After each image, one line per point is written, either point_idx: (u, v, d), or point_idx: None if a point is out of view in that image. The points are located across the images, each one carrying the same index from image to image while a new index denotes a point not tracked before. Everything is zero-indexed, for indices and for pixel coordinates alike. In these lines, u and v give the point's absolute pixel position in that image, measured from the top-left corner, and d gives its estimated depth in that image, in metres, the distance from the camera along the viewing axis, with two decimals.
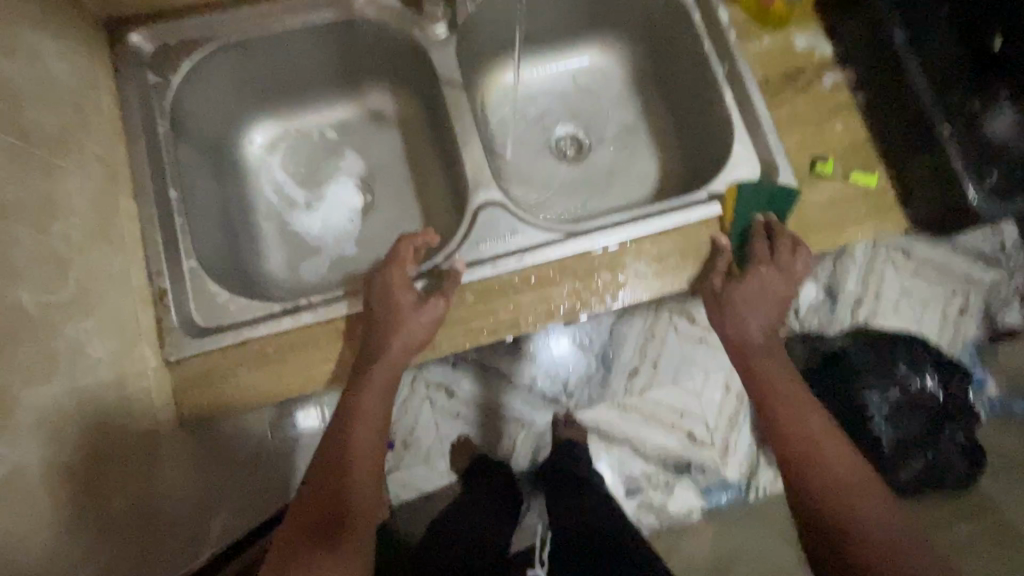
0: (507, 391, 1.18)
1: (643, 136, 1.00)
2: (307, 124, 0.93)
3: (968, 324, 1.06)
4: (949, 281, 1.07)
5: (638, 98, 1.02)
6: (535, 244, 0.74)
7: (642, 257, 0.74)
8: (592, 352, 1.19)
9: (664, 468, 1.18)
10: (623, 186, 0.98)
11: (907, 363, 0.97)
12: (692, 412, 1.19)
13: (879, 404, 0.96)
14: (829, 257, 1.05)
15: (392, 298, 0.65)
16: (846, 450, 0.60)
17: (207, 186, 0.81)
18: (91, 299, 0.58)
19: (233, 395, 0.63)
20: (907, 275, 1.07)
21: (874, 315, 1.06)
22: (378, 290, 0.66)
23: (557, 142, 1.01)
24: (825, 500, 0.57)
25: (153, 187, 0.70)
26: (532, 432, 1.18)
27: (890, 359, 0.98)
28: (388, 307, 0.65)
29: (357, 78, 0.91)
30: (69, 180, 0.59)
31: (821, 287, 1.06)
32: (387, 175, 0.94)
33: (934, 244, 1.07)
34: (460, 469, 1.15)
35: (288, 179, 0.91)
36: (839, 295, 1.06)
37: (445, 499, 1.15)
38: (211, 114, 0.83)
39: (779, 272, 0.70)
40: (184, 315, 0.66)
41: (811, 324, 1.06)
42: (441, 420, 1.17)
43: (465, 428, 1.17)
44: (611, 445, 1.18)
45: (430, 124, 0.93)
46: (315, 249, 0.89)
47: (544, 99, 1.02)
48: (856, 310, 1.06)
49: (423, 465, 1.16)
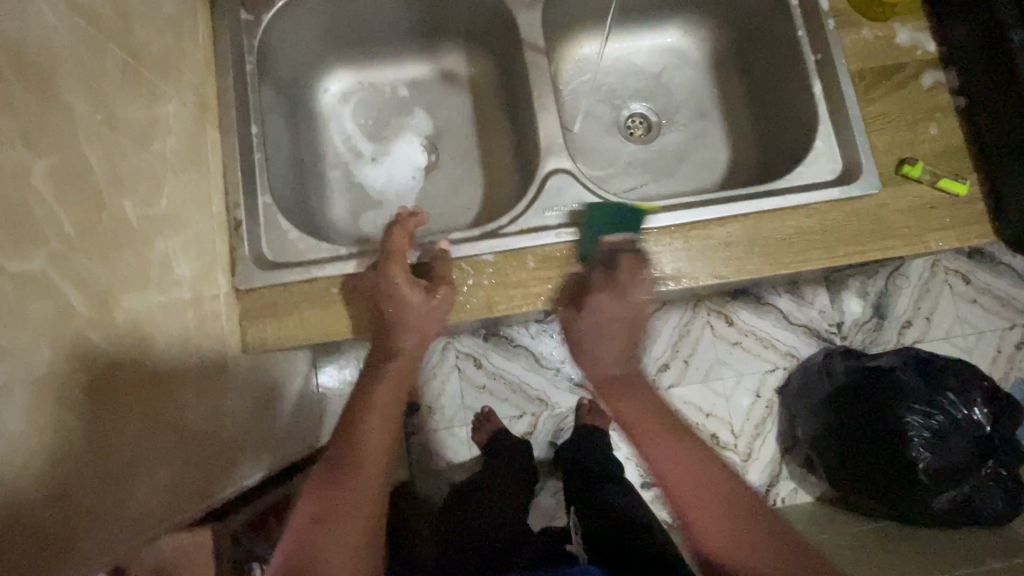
0: (534, 370, 1.26)
1: (715, 122, 0.97)
2: (380, 79, 0.97)
3: (1018, 359, 1.25)
4: (1004, 317, 1.26)
5: (713, 82, 0.98)
6: (598, 220, 0.73)
7: (697, 244, 0.72)
8: None
9: None
10: (687, 172, 0.95)
11: (955, 394, 1.05)
12: (718, 414, 1.28)
13: (919, 428, 1.03)
14: (883, 280, 1.29)
15: (398, 300, 0.67)
16: (712, 483, 0.62)
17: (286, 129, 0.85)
18: (177, 218, 0.61)
19: (297, 329, 0.67)
20: (963, 302, 1.28)
21: (924, 336, 1.27)
22: (381, 293, 0.67)
23: (627, 120, 0.99)
24: (714, 549, 0.58)
25: (237, 121, 0.73)
26: (554, 414, 1.25)
27: (934, 388, 1.06)
28: (395, 305, 0.67)
29: (434, 36, 0.93)
30: (167, 104, 0.63)
31: (869, 306, 1.29)
32: (453, 136, 0.97)
33: (993, 274, 1.28)
34: (484, 440, 1.20)
35: (357, 131, 0.96)
36: (888, 314, 1.28)
37: (466, 465, 1.22)
38: (293, 60, 0.87)
39: (616, 298, 0.69)
40: (256, 247, 0.70)
41: (857, 338, 1.28)
42: (469, 391, 1.24)
43: (490, 402, 1.25)
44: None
45: (502, 90, 0.94)
46: (377, 201, 0.93)
47: (619, 74, 0.99)
48: (907, 330, 1.27)
49: (446, 432, 1.24)
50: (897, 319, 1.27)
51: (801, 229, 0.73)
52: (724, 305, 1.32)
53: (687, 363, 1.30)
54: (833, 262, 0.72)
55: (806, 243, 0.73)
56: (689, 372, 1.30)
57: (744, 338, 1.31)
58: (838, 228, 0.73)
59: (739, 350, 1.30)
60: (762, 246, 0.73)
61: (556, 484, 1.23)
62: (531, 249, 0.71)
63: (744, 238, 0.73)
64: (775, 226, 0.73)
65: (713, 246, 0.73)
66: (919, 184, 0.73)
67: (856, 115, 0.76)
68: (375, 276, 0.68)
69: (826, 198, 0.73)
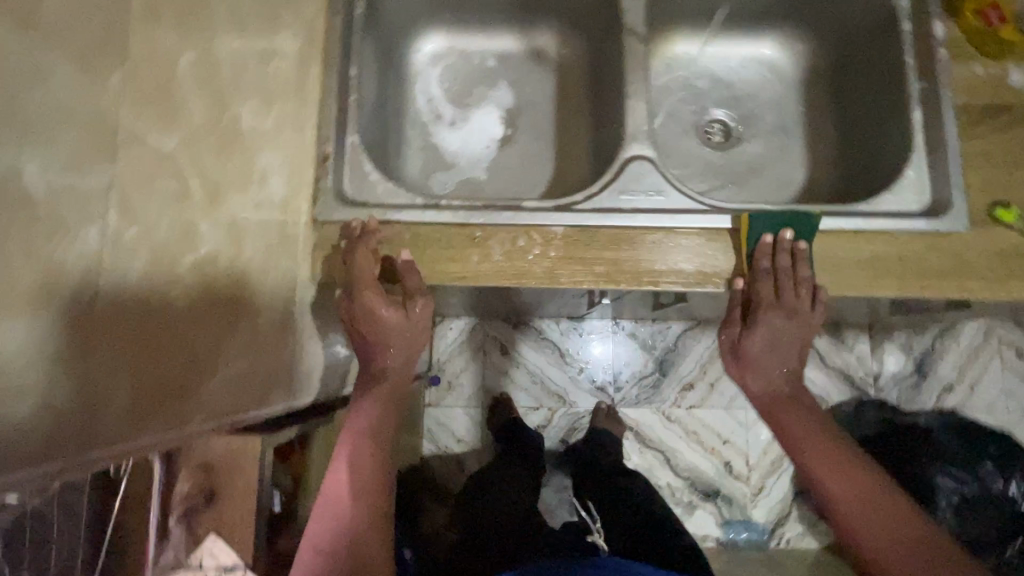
0: (558, 364, 1.26)
1: (798, 140, 0.95)
2: (471, 47, 0.98)
3: None
4: None
5: (802, 99, 0.97)
6: (674, 211, 0.73)
7: (769, 252, 0.72)
8: (652, 354, 1.26)
9: (691, 488, 1.23)
10: (761, 185, 0.94)
11: (993, 464, 1.08)
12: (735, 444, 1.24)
13: (949, 492, 1.08)
14: (931, 338, 1.23)
15: (378, 320, 0.68)
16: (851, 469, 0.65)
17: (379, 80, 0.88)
18: (277, 140, 0.64)
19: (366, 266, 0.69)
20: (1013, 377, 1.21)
21: (964, 406, 1.22)
22: (358, 318, 0.68)
23: (707, 124, 0.98)
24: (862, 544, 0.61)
25: (339, 61, 0.76)
26: (570, 412, 1.24)
27: (973, 456, 1.10)
28: (377, 326, 0.68)
29: (532, 12, 0.94)
30: (284, 31, 0.66)
31: (910, 361, 1.24)
32: (533, 113, 0.98)
33: None
34: (496, 423, 1.21)
35: (442, 94, 0.98)
36: (929, 374, 1.23)
37: (477, 444, 1.23)
38: (395, 14, 0.90)
39: (790, 318, 0.70)
40: (338, 183, 0.72)
41: (891, 394, 1.25)
42: (489, 373, 1.25)
43: (508, 387, 1.25)
44: (646, 449, 1.24)
45: (590, 75, 0.95)
46: (449, 165, 0.95)
47: (707, 77, 0.98)
48: (948, 397, 1.22)
49: (460, 409, 1.24)
50: (940, 381, 1.22)
51: (878, 254, 0.72)
52: None
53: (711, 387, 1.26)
54: (906, 293, 0.70)
55: (880, 269, 0.71)
56: (712, 396, 1.25)
57: None
58: (915, 261, 0.71)
59: None
60: (835, 265, 0.71)
61: (565, 480, 1.23)
62: (604, 229, 0.72)
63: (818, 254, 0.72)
64: (852, 247, 0.72)
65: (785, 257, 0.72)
66: (1010, 231, 0.71)
67: (954, 150, 0.74)
68: (346, 301, 0.67)
69: (909, 228, 0.72)
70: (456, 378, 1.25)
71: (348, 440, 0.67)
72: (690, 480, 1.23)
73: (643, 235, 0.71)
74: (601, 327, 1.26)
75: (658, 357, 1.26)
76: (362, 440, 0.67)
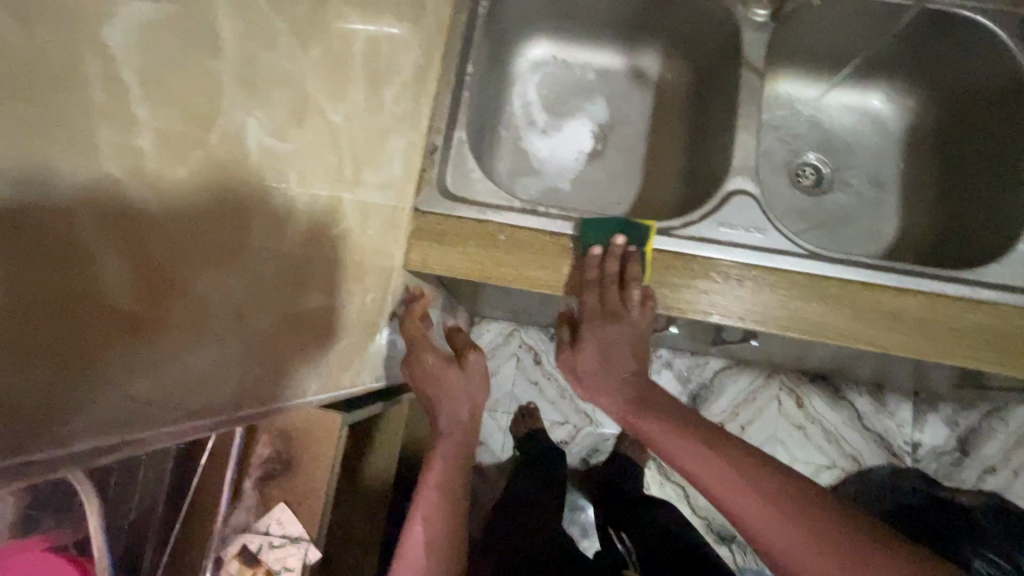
0: None
1: (894, 195, 0.92)
2: (574, 57, 0.98)
3: None
4: None
5: (904, 154, 0.94)
6: (772, 250, 0.71)
7: (866, 307, 0.69)
8: (685, 387, 1.23)
9: (706, 530, 1.20)
10: (848, 236, 0.92)
11: None
12: None
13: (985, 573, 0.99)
14: (978, 415, 1.19)
15: (436, 374, 0.70)
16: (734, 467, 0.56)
17: (484, 80, 0.88)
18: (400, 127, 0.64)
19: (457, 262, 0.69)
20: None
21: (1006, 490, 1.17)
22: (419, 376, 0.71)
23: (800, 166, 0.96)
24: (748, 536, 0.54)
25: (458, 58, 0.76)
26: (595, 433, 1.23)
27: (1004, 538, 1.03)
28: (441, 381, 0.70)
29: (640, 31, 0.93)
30: (420, 22, 0.66)
31: (954, 438, 1.19)
32: (625, 131, 0.97)
33: None
34: (524, 432, 1.20)
35: (538, 101, 0.98)
36: (971, 454, 1.19)
37: (504, 449, 1.23)
38: (509, 17, 0.90)
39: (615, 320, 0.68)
40: (441, 175, 0.73)
41: (929, 467, 1.19)
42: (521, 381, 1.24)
43: (538, 398, 1.24)
44: (667, 481, 1.22)
45: (691, 102, 0.94)
46: (536, 171, 0.95)
47: (807, 120, 0.96)
48: (987, 478, 1.18)
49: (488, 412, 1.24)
50: (981, 461, 1.18)
51: (979, 325, 0.69)
52: (802, 384, 1.23)
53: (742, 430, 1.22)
54: (1004, 368, 0.68)
55: (981, 339, 0.69)
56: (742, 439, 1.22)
57: (812, 424, 1.22)
58: (1016, 339, 0.69)
59: (802, 434, 1.21)
60: (933, 329, 0.69)
61: (581, 500, 1.22)
62: (699, 258, 0.71)
63: (917, 315, 0.69)
64: (953, 313, 0.69)
65: (881, 315, 0.69)
66: None
67: None
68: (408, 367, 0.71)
69: (1013, 302, 0.70)
70: (489, 380, 1.24)
71: (417, 511, 0.68)
72: (706, 521, 1.20)
73: (737, 269, 0.70)
74: None
75: (692, 391, 1.23)
76: (433, 514, 0.68)
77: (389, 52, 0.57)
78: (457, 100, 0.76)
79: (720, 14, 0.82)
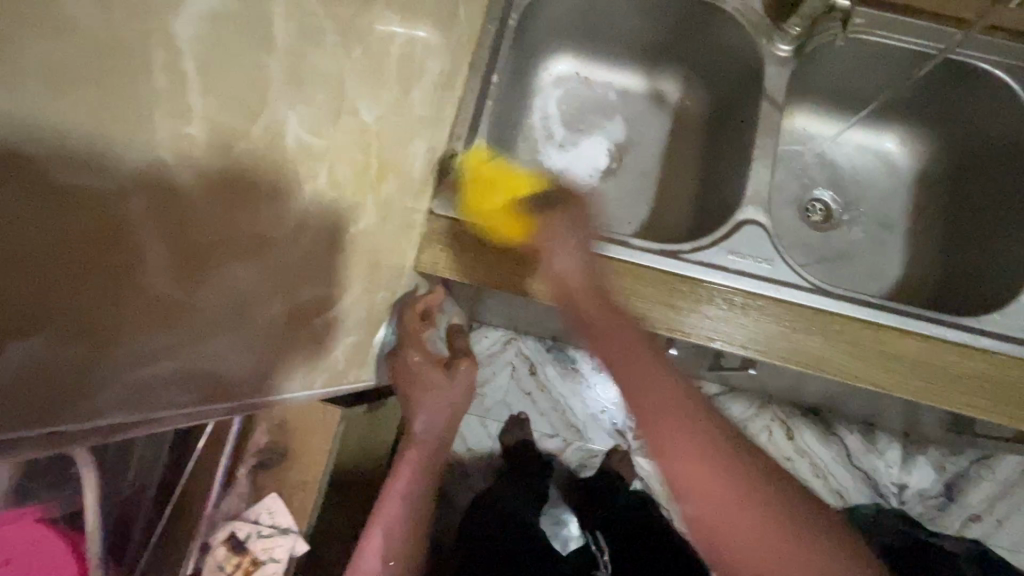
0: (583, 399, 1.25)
1: (900, 237, 0.94)
2: (597, 76, 0.99)
3: None
4: None
5: (914, 198, 0.95)
6: (777, 282, 0.72)
7: (867, 346, 0.70)
8: None
9: None
10: (853, 275, 0.93)
11: None
12: None
13: None
14: (967, 460, 1.20)
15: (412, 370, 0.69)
16: (707, 458, 0.57)
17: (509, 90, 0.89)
18: (424, 131, 0.65)
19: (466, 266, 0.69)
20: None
21: (988, 537, 1.18)
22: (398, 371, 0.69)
23: (810, 201, 0.97)
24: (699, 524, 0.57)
25: (485, 68, 0.78)
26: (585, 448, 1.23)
27: None
28: (425, 381, 0.72)
29: (663, 56, 0.95)
30: (452, 31, 0.67)
31: (941, 482, 1.20)
32: (641, 152, 0.98)
33: None
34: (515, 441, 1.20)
35: (557, 115, 0.99)
36: (957, 499, 1.19)
37: (493, 457, 1.23)
38: (536, 31, 0.91)
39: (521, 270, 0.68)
40: None
41: (914, 509, 1.19)
42: (514, 390, 1.24)
43: (530, 409, 1.24)
44: None
45: (709, 129, 0.95)
46: (549, 184, 0.96)
47: (821, 157, 0.97)
48: (971, 525, 1.18)
49: (478, 419, 1.24)
50: (966, 507, 1.18)
51: (974, 372, 0.70)
52: (795, 417, 1.21)
53: None
54: (1000, 417, 0.68)
55: (975, 387, 0.69)
56: None
57: (800, 458, 1.21)
58: (1013, 390, 0.69)
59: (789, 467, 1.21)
60: (931, 373, 0.70)
61: None
62: (705, 283, 0.71)
63: (915, 358, 0.70)
64: (950, 359, 0.70)
65: (882, 354, 0.70)
66: None
67: None
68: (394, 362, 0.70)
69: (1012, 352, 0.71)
70: (483, 388, 1.24)
71: (380, 518, 0.74)
72: None
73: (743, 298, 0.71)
74: None
75: None
76: (395, 518, 0.74)
77: None
78: (480, 108, 0.77)
79: (744, 46, 0.83)
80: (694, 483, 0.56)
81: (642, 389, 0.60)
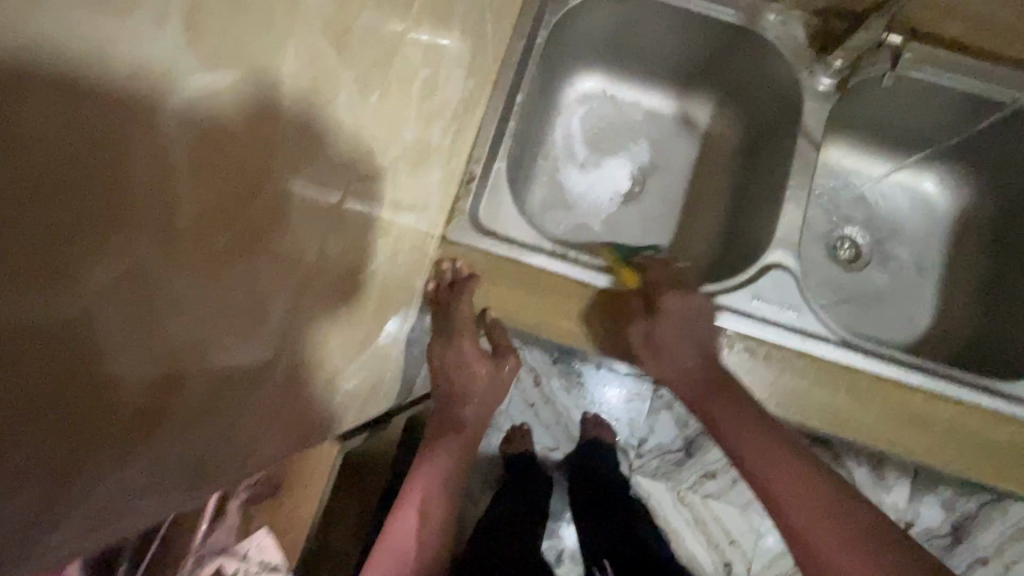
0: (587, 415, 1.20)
1: (933, 283, 0.89)
2: (624, 95, 0.95)
3: None
4: None
5: (950, 242, 0.90)
6: (804, 332, 0.69)
7: (893, 405, 0.67)
8: (684, 432, 1.18)
9: None
10: (879, 319, 0.89)
11: None
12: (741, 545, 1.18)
13: None
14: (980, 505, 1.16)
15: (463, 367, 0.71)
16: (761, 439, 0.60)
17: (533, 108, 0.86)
18: (440, 157, 0.62)
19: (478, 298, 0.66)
20: None
21: None
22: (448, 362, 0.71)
23: (840, 238, 0.93)
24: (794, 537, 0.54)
25: (508, 88, 0.74)
26: None
27: None
28: (470, 373, 0.71)
29: (696, 79, 0.90)
30: (476, 50, 0.63)
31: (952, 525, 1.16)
32: (665, 176, 0.94)
33: None
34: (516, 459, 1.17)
35: (580, 134, 0.95)
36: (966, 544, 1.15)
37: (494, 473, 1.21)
38: (564, 47, 0.87)
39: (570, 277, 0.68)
40: (473, 205, 0.70)
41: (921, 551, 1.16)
42: (517, 405, 1.20)
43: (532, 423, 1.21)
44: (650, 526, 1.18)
45: (739, 157, 0.91)
46: (568, 205, 0.93)
47: (855, 191, 0.93)
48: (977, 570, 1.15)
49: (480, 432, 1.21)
50: (975, 553, 1.14)
51: (1008, 441, 0.66)
52: None
53: (733, 484, 1.19)
54: None
55: (1008, 458, 0.65)
56: (732, 492, 1.18)
57: None
58: None
59: None
60: (962, 440, 0.66)
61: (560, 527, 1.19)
62: (726, 329, 0.68)
63: (945, 423, 0.66)
64: (982, 426, 0.66)
65: (908, 415, 0.67)
66: None
67: None
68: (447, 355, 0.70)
69: None
70: None
71: (415, 494, 0.73)
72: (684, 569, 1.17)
73: (767, 348, 0.67)
74: (637, 389, 1.20)
75: (689, 437, 1.18)
76: (429, 499, 0.73)
77: (445, 82, 0.55)
78: (501, 130, 0.73)
79: (784, 76, 0.79)
80: (783, 493, 0.56)
81: (740, 431, 0.61)
